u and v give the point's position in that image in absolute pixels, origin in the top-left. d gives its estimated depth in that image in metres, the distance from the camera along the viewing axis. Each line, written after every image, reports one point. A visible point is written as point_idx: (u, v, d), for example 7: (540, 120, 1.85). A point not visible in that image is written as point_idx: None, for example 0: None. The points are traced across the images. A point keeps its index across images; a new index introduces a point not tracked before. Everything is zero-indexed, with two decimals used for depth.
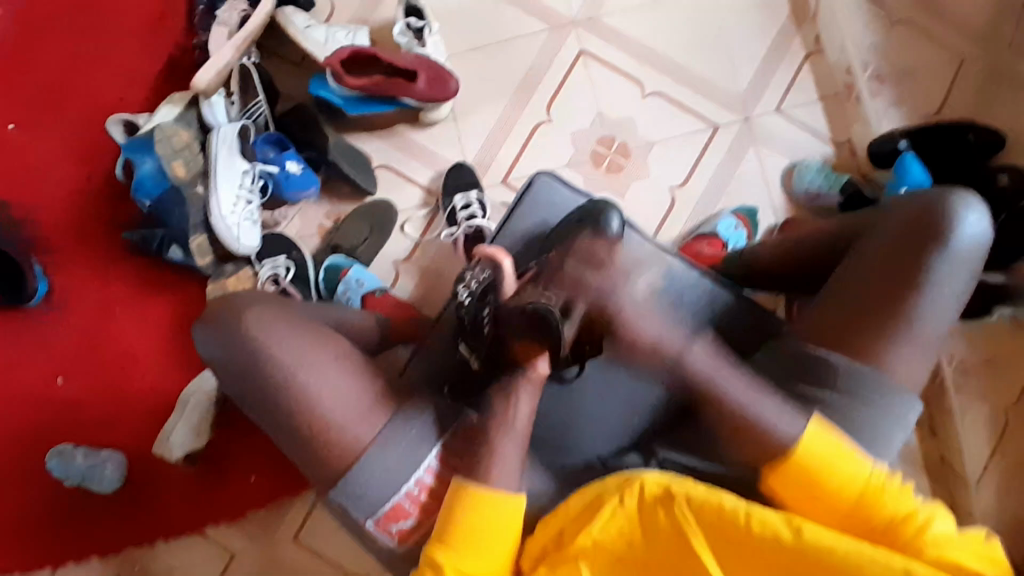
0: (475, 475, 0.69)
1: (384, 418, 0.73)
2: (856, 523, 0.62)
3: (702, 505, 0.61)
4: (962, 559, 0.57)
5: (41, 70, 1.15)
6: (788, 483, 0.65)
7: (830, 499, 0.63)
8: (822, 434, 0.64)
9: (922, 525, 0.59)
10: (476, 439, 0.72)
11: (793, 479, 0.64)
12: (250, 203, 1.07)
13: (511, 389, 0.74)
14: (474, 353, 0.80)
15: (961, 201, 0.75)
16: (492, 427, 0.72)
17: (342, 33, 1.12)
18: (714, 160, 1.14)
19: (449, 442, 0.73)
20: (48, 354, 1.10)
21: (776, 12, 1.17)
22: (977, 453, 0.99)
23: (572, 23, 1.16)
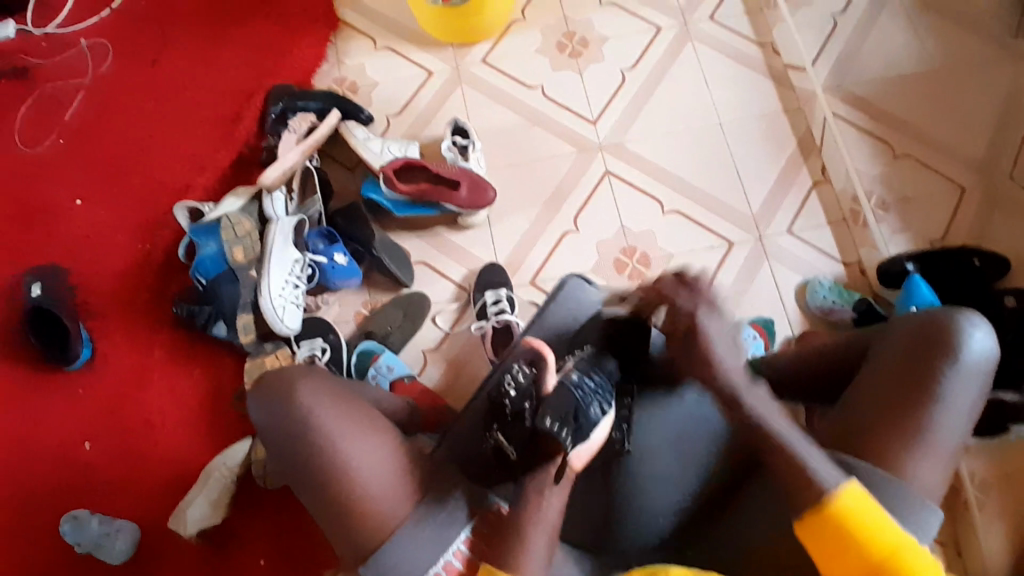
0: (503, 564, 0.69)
1: (416, 496, 0.75)
2: None
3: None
4: None
5: (120, 161, 1.29)
6: (819, 533, 0.64)
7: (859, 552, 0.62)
8: (860, 492, 0.64)
9: None
10: (505, 526, 0.72)
11: (827, 532, 0.64)
12: (297, 287, 1.16)
13: (546, 483, 0.74)
14: (512, 442, 0.81)
15: (966, 318, 0.78)
16: (525, 518, 0.72)
17: (396, 147, 1.25)
18: (730, 274, 1.21)
19: (478, 525, 0.75)
20: (80, 418, 1.15)
21: (785, 144, 1.29)
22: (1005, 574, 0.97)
23: (599, 148, 1.30)
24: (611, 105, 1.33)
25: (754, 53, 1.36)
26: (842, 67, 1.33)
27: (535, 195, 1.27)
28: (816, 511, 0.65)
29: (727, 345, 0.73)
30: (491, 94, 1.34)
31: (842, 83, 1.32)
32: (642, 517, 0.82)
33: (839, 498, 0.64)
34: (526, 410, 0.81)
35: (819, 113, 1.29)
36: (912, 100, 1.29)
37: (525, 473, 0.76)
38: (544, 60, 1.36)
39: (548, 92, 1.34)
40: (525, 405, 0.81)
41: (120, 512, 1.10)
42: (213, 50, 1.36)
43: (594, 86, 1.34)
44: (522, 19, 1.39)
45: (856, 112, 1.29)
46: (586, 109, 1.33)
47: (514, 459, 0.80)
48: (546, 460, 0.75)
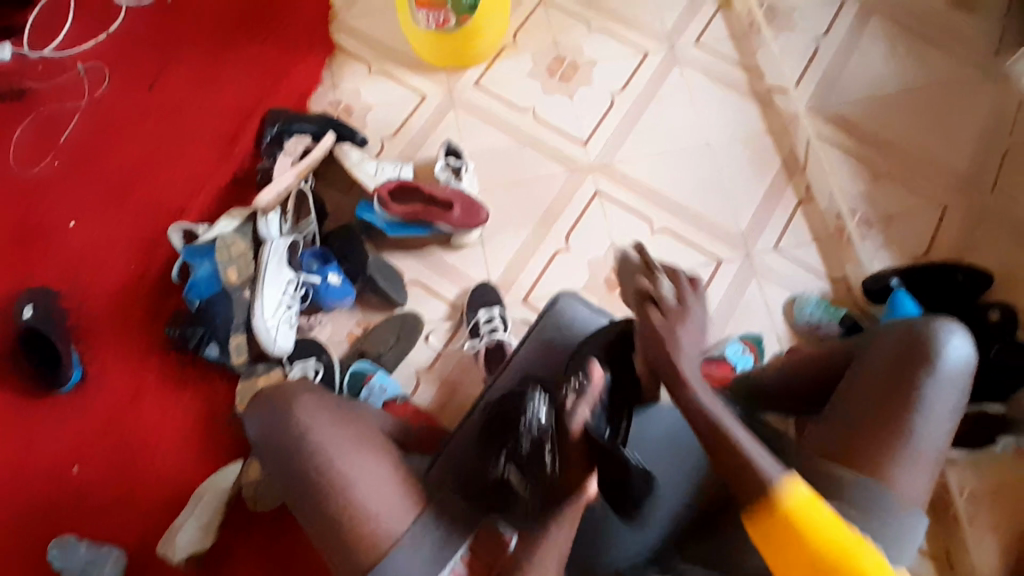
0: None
1: (414, 513, 0.74)
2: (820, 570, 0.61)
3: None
4: None
5: (115, 184, 1.30)
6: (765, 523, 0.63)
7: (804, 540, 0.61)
8: (803, 486, 0.63)
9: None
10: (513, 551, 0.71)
11: (774, 525, 0.62)
12: (290, 308, 1.16)
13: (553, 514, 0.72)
14: (523, 478, 0.74)
15: (943, 326, 0.80)
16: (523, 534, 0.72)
17: (390, 168, 1.28)
18: (719, 290, 1.23)
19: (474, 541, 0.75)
20: (72, 441, 1.15)
21: (770, 163, 1.32)
22: None
23: (589, 168, 1.32)
24: (600, 127, 1.36)
25: (739, 76, 1.40)
26: (825, 89, 1.36)
27: (527, 215, 1.29)
28: (764, 507, 0.63)
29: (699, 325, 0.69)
30: (483, 116, 1.37)
31: (825, 105, 1.35)
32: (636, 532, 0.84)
33: (783, 491, 0.63)
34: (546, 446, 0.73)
35: (803, 134, 1.33)
36: (893, 122, 1.33)
37: (539, 513, 0.72)
38: (534, 84, 1.39)
39: (540, 114, 1.37)
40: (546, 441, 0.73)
41: (111, 535, 1.09)
42: (210, 76, 1.38)
43: (584, 108, 1.37)
44: (513, 44, 1.43)
45: (839, 132, 1.33)
46: (577, 131, 1.35)
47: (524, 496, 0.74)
48: (568, 495, 0.72)
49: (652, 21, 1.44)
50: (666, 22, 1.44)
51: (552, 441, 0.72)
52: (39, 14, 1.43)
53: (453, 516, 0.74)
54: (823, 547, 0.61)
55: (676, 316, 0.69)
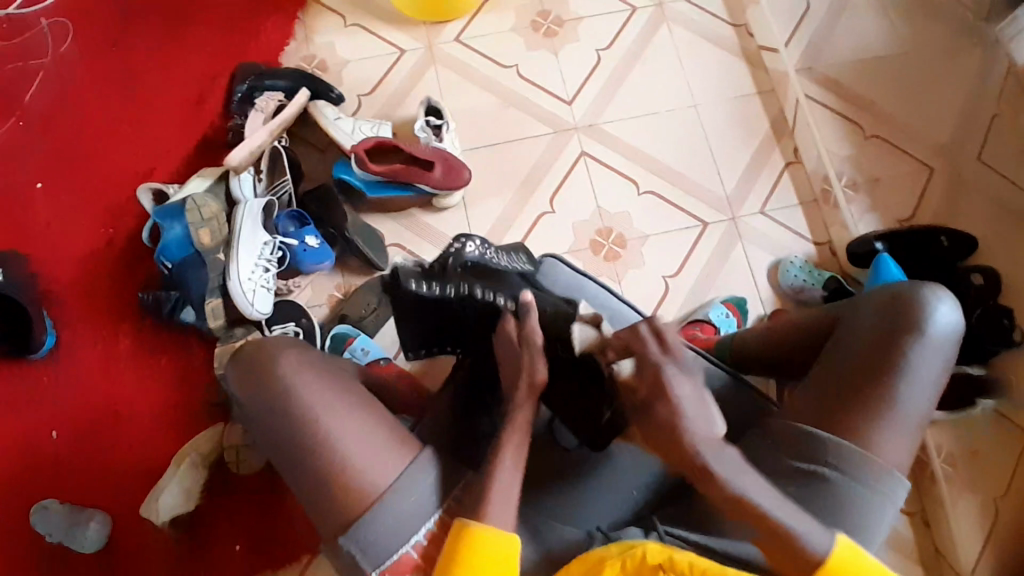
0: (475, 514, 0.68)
1: (401, 471, 0.71)
2: None
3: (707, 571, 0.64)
4: None
5: (81, 142, 1.25)
6: None
7: None
8: (849, 542, 0.66)
9: None
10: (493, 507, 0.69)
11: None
12: (267, 270, 1.13)
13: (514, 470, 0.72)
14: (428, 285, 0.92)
15: (931, 292, 0.79)
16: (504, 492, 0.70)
17: (367, 126, 1.23)
18: (705, 254, 1.22)
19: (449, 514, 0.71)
20: (46, 408, 1.12)
21: (758, 126, 1.30)
22: (968, 542, 1.02)
23: (575, 128, 1.29)
24: (586, 86, 1.32)
25: (727, 35, 1.36)
26: (815, 48, 1.33)
27: (510, 176, 1.26)
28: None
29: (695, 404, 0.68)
30: (464, 73, 1.32)
31: (813, 65, 1.32)
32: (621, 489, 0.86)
33: (834, 555, 0.65)
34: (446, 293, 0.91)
35: (792, 93, 1.30)
36: (883, 83, 1.31)
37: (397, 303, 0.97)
38: (518, 40, 1.34)
39: (523, 72, 1.32)
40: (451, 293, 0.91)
41: (90, 501, 1.08)
42: (176, 28, 1.32)
43: (569, 66, 1.33)
44: None
45: (827, 93, 1.30)
46: (561, 90, 1.31)
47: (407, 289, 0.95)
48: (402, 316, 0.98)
49: None
50: None
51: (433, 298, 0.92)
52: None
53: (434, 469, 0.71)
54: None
55: (651, 398, 0.69)
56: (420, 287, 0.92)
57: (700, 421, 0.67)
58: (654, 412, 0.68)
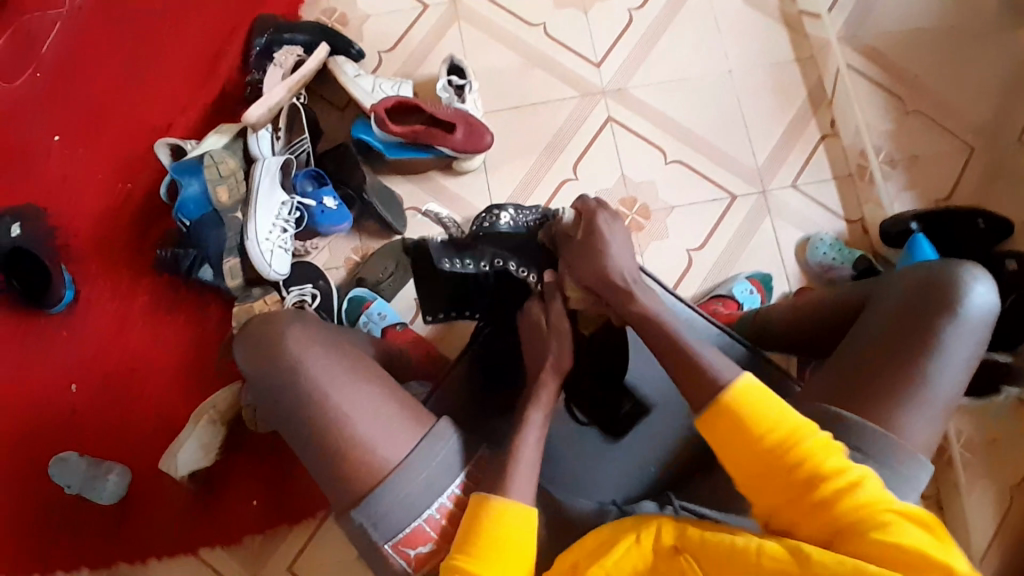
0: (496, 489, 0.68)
1: (413, 441, 0.71)
2: (778, 466, 0.63)
3: (717, 547, 0.61)
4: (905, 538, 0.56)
5: (97, 94, 1.22)
6: (717, 427, 0.66)
7: (756, 435, 0.64)
8: (755, 380, 0.66)
9: (853, 484, 0.60)
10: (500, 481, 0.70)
11: (728, 423, 0.65)
12: (285, 231, 1.11)
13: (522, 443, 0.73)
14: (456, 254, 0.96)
15: (969, 271, 0.76)
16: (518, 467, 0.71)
17: (388, 85, 1.19)
18: (731, 228, 1.19)
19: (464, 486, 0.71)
20: (66, 361, 1.13)
21: (794, 94, 1.24)
22: (982, 530, 1.00)
23: (602, 92, 1.24)
24: (616, 47, 1.26)
25: None
26: (859, 15, 1.26)
27: (534, 140, 1.23)
28: (713, 405, 0.66)
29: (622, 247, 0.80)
30: (489, 32, 1.27)
31: (857, 32, 1.25)
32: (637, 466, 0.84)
33: (734, 387, 0.66)
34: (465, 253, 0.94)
35: (833, 63, 1.24)
36: (929, 53, 1.24)
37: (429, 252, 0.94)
38: None
39: (551, 31, 1.27)
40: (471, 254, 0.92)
41: (110, 454, 1.10)
42: None
43: (599, 26, 1.27)
44: None
45: (868, 62, 1.24)
46: (589, 51, 1.26)
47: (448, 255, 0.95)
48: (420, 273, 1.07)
49: None
50: None
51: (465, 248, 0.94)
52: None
53: (455, 438, 0.72)
54: (785, 438, 0.63)
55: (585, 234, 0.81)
56: (453, 264, 0.91)
57: (624, 257, 0.80)
58: (589, 246, 0.80)
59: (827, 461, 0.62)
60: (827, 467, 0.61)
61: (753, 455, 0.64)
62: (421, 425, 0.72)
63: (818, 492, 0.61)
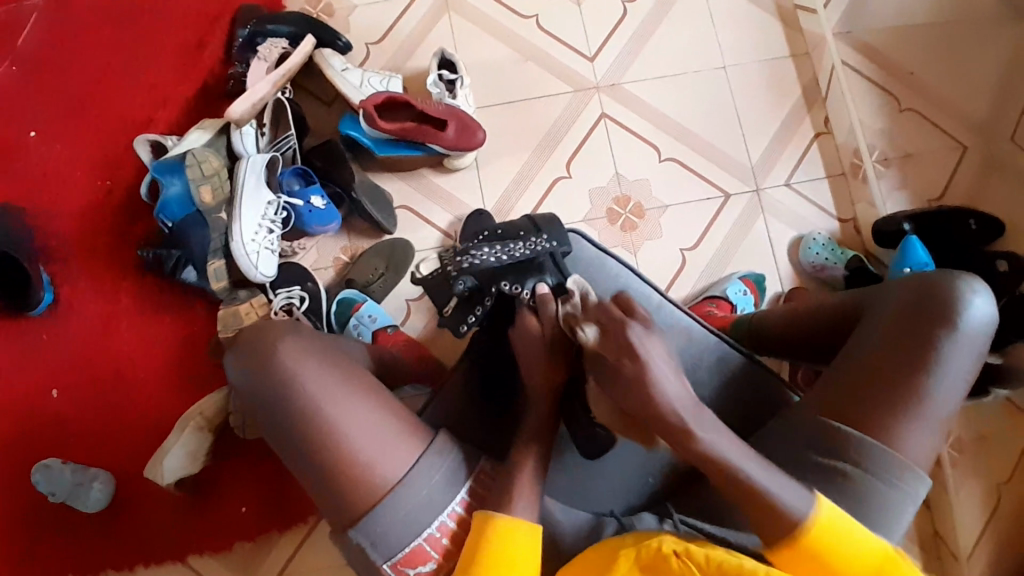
0: (500, 506, 0.68)
1: (414, 453, 0.70)
2: None
3: (724, 566, 0.60)
4: None
5: (71, 86, 1.17)
6: (798, 562, 0.63)
7: (842, 568, 0.62)
8: (829, 502, 0.64)
9: None
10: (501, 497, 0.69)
11: (807, 557, 0.63)
12: (271, 232, 1.08)
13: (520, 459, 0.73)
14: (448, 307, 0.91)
15: (968, 283, 0.75)
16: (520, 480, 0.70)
17: (377, 79, 1.16)
18: (726, 228, 1.18)
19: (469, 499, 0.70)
20: (45, 365, 1.10)
21: (789, 92, 1.23)
22: (971, 530, 1.03)
23: (595, 88, 1.22)
24: (609, 41, 1.24)
25: None
26: (854, 10, 1.25)
27: (527, 137, 1.20)
28: (794, 541, 0.63)
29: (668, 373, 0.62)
30: (479, 24, 1.24)
31: (852, 29, 1.24)
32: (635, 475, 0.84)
33: (814, 518, 0.63)
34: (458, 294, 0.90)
35: (828, 59, 1.22)
36: (923, 50, 1.23)
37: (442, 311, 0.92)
38: None
39: (543, 24, 1.24)
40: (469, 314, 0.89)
41: (95, 460, 1.07)
42: None
43: (592, 19, 1.24)
44: None
45: (863, 59, 1.23)
46: (582, 45, 1.23)
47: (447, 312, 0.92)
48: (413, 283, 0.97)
49: None
50: None
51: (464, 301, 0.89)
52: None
53: (456, 453, 0.71)
54: (861, 563, 0.62)
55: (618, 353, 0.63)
56: (470, 324, 0.89)
57: (673, 381, 0.63)
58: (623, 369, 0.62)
59: (902, 569, 0.62)
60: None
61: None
62: (418, 443, 0.70)
63: None
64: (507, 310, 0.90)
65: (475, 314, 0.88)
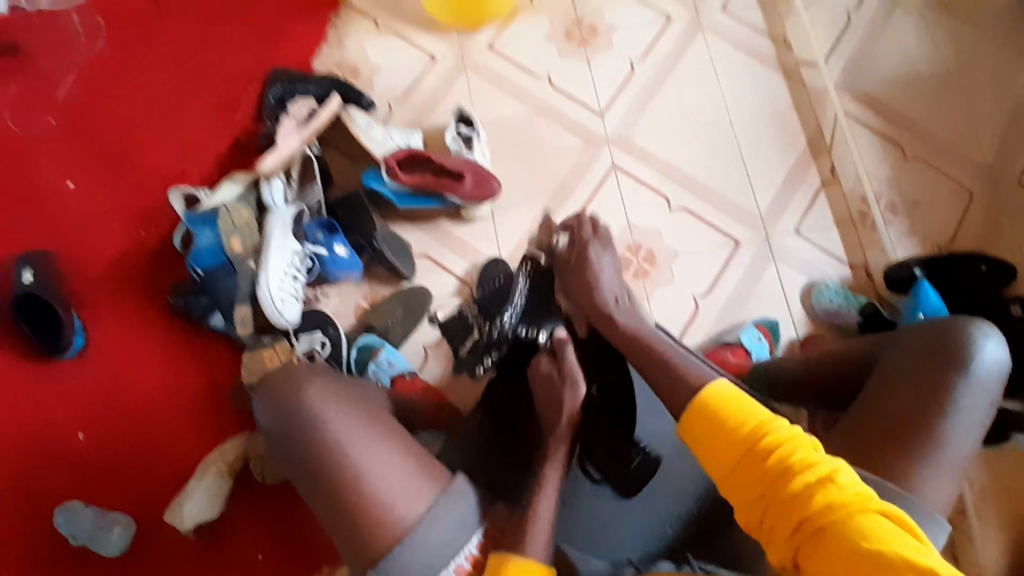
0: (515, 548, 0.69)
1: (433, 494, 0.71)
2: (745, 460, 0.61)
3: None
4: (878, 529, 0.53)
5: (112, 144, 1.25)
6: (697, 429, 0.66)
7: (727, 432, 0.64)
8: (728, 385, 0.68)
9: (824, 475, 0.57)
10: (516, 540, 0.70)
11: (702, 420, 0.66)
12: (296, 279, 1.13)
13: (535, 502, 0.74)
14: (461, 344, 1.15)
15: (978, 329, 0.76)
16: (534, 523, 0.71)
17: (399, 136, 1.22)
18: (736, 272, 1.20)
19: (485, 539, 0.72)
20: (73, 408, 1.13)
21: (796, 141, 1.27)
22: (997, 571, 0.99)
23: (606, 140, 1.27)
24: (618, 96, 1.30)
25: (765, 46, 1.33)
26: (855, 65, 1.30)
27: (541, 188, 1.25)
28: (690, 409, 0.67)
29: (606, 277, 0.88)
30: (495, 83, 1.31)
31: (854, 82, 1.29)
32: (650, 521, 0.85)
33: (706, 392, 0.68)
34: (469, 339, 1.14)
35: (832, 109, 1.27)
36: (923, 101, 1.27)
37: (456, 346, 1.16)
38: (551, 48, 1.32)
39: (555, 82, 1.31)
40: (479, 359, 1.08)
41: (115, 503, 1.09)
42: (211, 31, 1.31)
43: (603, 76, 1.31)
44: (528, 5, 1.35)
45: (866, 111, 1.27)
46: (593, 100, 1.29)
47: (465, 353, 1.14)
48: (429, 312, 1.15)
49: None
50: None
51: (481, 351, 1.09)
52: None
53: (475, 494, 0.72)
54: (753, 438, 0.62)
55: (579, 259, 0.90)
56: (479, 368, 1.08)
57: (610, 281, 0.88)
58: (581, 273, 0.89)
59: (791, 447, 0.60)
60: (802, 461, 0.59)
61: (728, 457, 0.63)
62: (439, 483, 0.72)
63: (785, 479, 0.58)
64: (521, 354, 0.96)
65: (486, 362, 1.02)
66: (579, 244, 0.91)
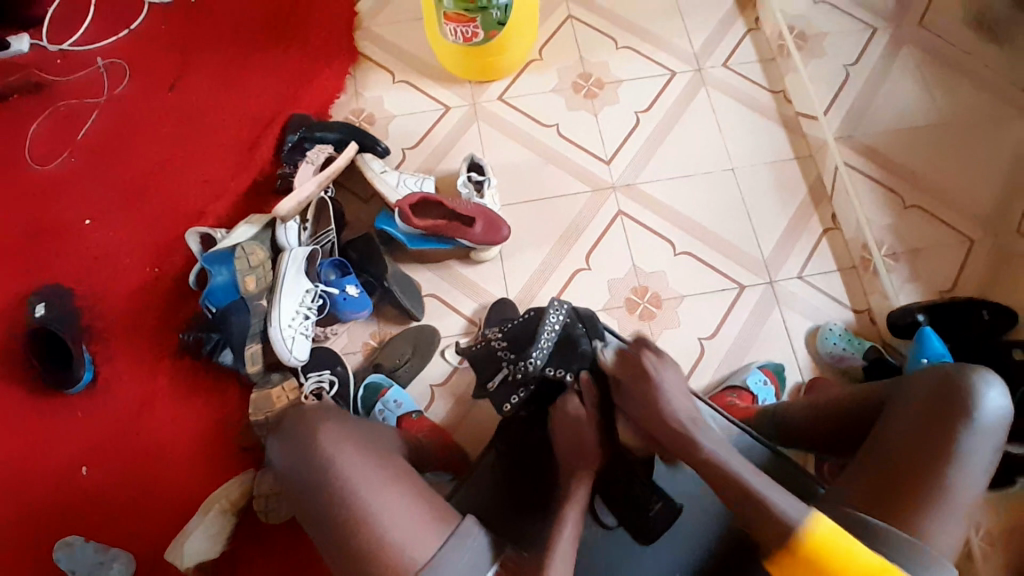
0: None
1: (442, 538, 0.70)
2: None
3: None
4: None
5: (134, 182, 1.30)
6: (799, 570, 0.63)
7: None
8: (828, 521, 0.64)
9: None
10: None
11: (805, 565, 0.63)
12: (307, 318, 1.15)
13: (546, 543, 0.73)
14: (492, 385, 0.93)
15: (981, 375, 0.74)
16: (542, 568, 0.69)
17: (412, 180, 1.26)
18: (742, 316, 1.22)
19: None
20: (79, 443, 1.13)
21: (797, 190, 1.31)
22: None
23: (612, 188, 1.31)
24: (624, 146, 1.34)
25: (765, 101, 1.38)
26: (854, 115, 1.32)
27: (549, 231, 1.28)
28: (790, 549, 0.63)
29: (676, 392, 0.81)
30: (506, 132, 1.36)
31: (852, 132, 1.31)
32: (657, 557, 0.85)
33: (807, 531, 0.63)
34: (500, 374, 0.92)
35: (831, 160, 1.30)
36: (927, 146, 1.24)
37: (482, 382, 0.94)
38: (559, 99, 1.38)
39: (563, 131, 1.36)
40: (512, 398, 0.91)
41: (114, 540, 1.08)
42: (235, 78, 1.38)
43: (609, 127, 1.36)
44: (539, 58, 1.41)
45: (865, 161, 1.29)
46: (600, 149, 1.34)
47: (490, 390, 0.93)
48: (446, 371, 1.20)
49: (679, 39, 1.42)
50: (693, 43, 1.42)
51: (519, 391, 0.90)
52: (64, 6, 1.43)
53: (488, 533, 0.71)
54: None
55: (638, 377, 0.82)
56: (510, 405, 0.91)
57: (678, 400, 0.81)
58: (642, 389, 0.82)
59: None
60: None
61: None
62: (446, 526, 0.71)
63: None
64: (550, 389, 0.92)
65: (513, 401, 0.91)
66: (632, 354, 0.85)
